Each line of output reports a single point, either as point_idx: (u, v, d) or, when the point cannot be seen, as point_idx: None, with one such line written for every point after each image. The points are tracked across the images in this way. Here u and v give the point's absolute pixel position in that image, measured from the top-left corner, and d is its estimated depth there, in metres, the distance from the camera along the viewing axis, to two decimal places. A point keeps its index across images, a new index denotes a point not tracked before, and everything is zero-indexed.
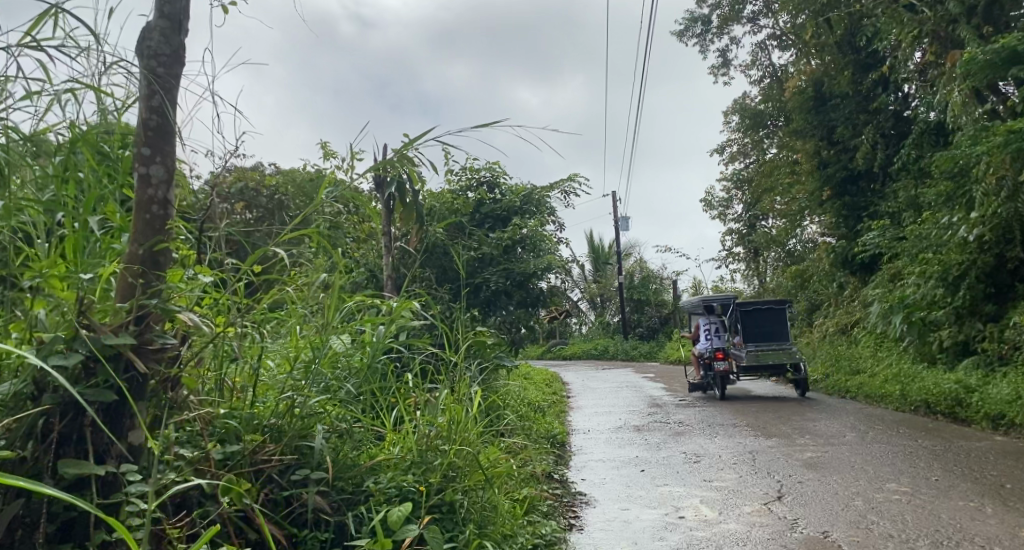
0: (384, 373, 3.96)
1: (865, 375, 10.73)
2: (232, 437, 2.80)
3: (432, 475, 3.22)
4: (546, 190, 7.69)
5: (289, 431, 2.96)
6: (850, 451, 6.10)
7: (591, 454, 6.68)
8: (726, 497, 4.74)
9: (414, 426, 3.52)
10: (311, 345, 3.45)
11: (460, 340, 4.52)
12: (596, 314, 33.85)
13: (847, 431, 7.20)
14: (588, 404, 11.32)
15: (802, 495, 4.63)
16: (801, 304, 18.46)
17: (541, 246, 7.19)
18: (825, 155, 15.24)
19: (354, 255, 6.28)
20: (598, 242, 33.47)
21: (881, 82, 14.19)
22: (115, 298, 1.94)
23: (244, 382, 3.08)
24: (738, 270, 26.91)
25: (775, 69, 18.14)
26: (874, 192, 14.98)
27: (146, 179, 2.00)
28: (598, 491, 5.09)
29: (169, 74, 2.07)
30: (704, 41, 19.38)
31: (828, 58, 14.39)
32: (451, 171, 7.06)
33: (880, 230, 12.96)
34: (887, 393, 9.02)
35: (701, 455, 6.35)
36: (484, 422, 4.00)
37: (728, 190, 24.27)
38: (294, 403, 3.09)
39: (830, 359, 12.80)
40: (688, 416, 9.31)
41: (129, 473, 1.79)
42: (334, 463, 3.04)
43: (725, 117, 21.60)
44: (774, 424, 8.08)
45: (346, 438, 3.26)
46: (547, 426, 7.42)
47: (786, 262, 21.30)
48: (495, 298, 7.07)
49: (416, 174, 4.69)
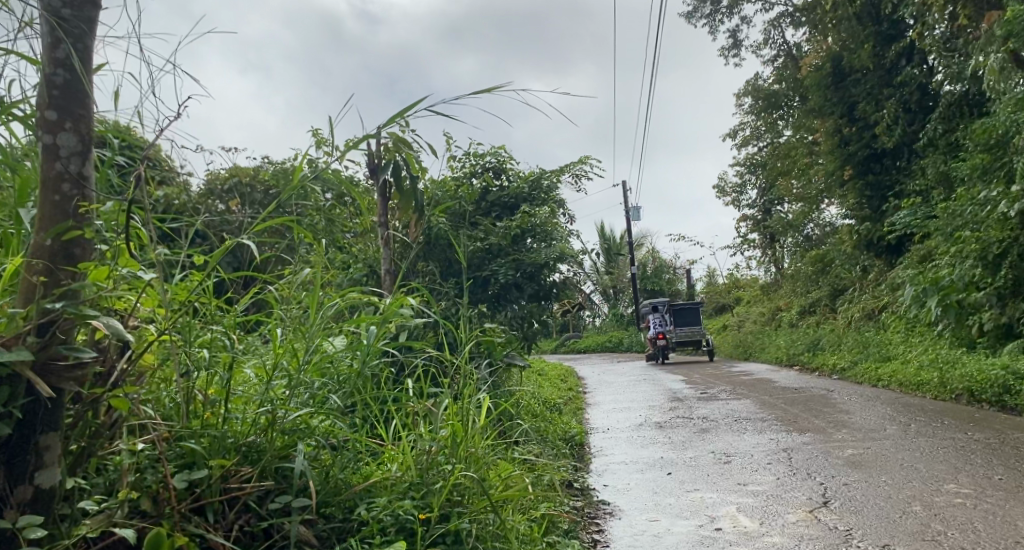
0: (379, 380, 3.52)
1: (897, 362, 10.22)
2: (198, 461, 2.43)
3: (432, 499, 2.79)
4: (556, 174, 7.21)
5: (270, 452, 2.56)
6: (895, 446, 5.60)
7: (611, 455, 6.24)
8: (766, 504, 4.29)
9: (413, 441, 3.08)
10: (293, 349, 3.04)
11: (467, 340, 4.09)
12: (609, 306, 33.35)
13: (887, 423, 6.69)
14: (606, 399, 10.94)
15: (851, 501, 4.17)
16: (824, 290, 17.91)
17: (551, 235, 6.75)
18: (846, 133, 14.65)
19: (351, 249, 5.87)
20: (609, 233, 33.07)
21: (905, 54, 13.52)
22: (16, 303, 1.60)
23: (215, 396, 2.70)
24: (755, 256, 26.36)
25: (789, 46, 17.27)
26: (899, 170, 14.36)
27: (53, 151, 1.62)
28: (622, 499, 4.65)
29: (78, 17, 1.68)
30: (714, 21, 18.75)
31: (847, 31, 13.76)
32: (453, 157, 6.62)
33: (909, 209, 12.37)
34: (924, 381, 8.55)
35: (731, 455, 5.89)
36: (493, 432, 3.57)
37: (742, 175, 23.68)
38: (274, 418, 2.70)
39: (858, 347, 12.25)
40: (711, 410, 8.85)
41: (28, 529, 1.50)
42: (321, 489, 2.66)
43: (738, 99, 20.99)
44: (805, 417, 7.59)
45: (337, 458, 2.85)
46: (564, 426, 7.01)
47: (804, 248, 20.96)
48: (505, 292, 6.63)
49: (412, 156, 4.28)
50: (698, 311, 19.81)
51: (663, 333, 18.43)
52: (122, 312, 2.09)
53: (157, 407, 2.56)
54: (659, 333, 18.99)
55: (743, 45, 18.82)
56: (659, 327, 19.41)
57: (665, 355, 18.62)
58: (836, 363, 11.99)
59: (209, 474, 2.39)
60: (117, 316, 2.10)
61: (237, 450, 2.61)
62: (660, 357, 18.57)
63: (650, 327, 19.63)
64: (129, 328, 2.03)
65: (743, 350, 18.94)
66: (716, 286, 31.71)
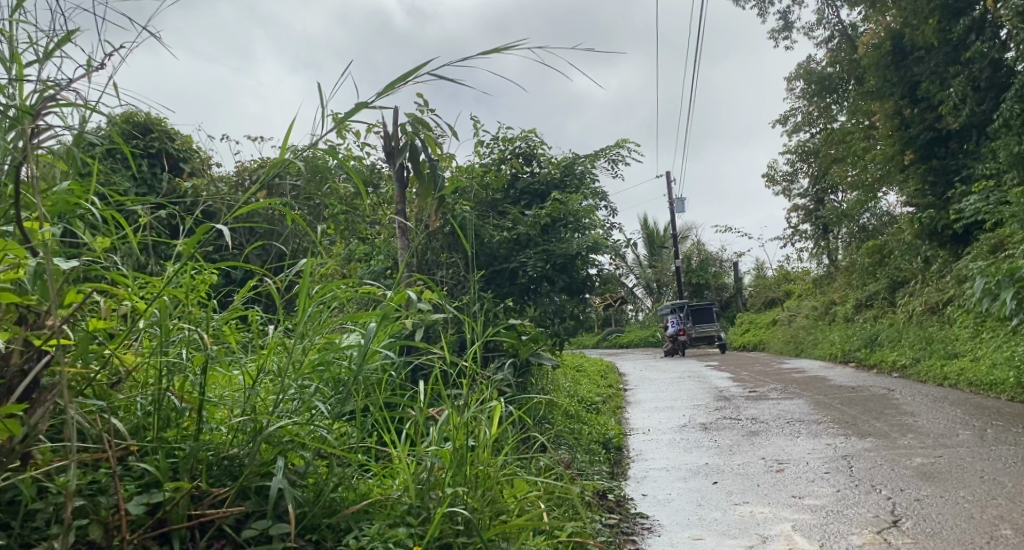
0: (387, 382, 3.16)
1: (965, 360, 9.53)
2: (161, 479, 2.15)
3: (432, 527, 2.42)
4: (590, 159, 6.81)
5: (250, 467, 2.25)
6: (972, 455, 5.02)
7: (652, 461, 5.79)
8: (825, 522, 3.80)
9: (416, 455, 2.72)
10: (285, 349, 2.73)
11: (484, 337, 3.70)
12: (653, 300, 32.68)
13: (959, 428, 6.07)
14: (647, 397, 10.46)
15: (925, 519, 3.67)
16: (882, 283, 16.98)
17: (583, 224, 6.34)
18: (906, 115, 13.80)
19: (373, 240, 5.55)
20: (653, 225, 32.40)
21: (974, 28, 12.29)
22: None
23: (190, 402, 2.42)
24: (806, 248, 25.38)
25: (844, 26, 16.32)
26: (965, 153, 13.43)
27: None
28: (663, 512, 4.22)
29: None
30: (764, 4, 17.93)
31: (909, 7, 12.88)
32: (480, 142, 6.25)
33: (980, 195, 11.53)
34: (998, 381, 7.91)
35: (784, 462, 5.37)
36: (512, 445, 3.15)
37: (792, 163, 22.75)
38: (257, 429, 2.40)
39: (920, 343, 11.50)
40: (761, 410, 8.29)
41: None
42: (305, 512, 2.33)
43: (790, 84, 20.09)
44: (865, 419, 6.99)
45: (326, 476, 2.51)
46: (601, 428, 6.59)
47: (858, 238, 20.02)
48: (535, 285, 6.24)
49: (432, 139, 3.94)
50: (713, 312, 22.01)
51: (683, 329, 20.19)
52: (33, 307, 1.81)
53: (126, 417, 2.30)
54: (679, 329, 20.85)
55: (794, 26, 17.92)
56: (679, 323, 20.88)
57: (684, 347, 20.25)
58: (896, 360, 11.25)
59: (173, 494, 2.10)
60: (29, 314, 1.82)
61: (218, 463, 2.34)
62: (680, 350, 20.29)
63: (670, 325, 21.30)
64: (44, 325, 1.79)
65: (794, 345, 18.16)
66: (765, 278, 30.58)
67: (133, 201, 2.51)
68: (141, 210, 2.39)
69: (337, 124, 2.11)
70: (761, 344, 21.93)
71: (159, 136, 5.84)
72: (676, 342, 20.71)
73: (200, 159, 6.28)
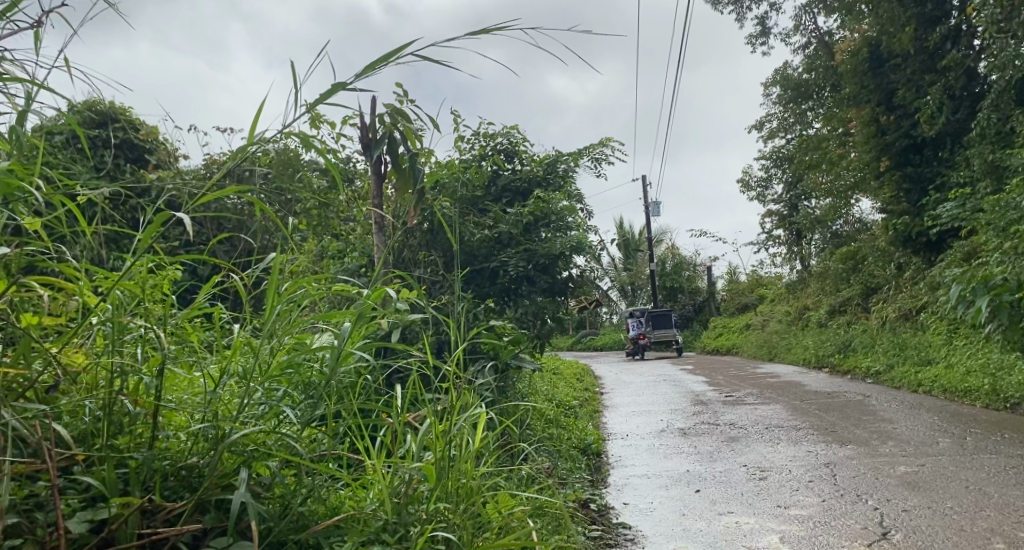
0: (362, 387, 2.94)
1: (939, 367, 9.63)
2: (109, 491, 1.93)
3: (410, 546, 2.22)
4: (573, 157, 6.68)
5: (209, 479, 2.03)
6: (954, 463, 4.99)
7: (632, 467, 5.65)
8: (813, 534, 3.69)
9: (393, 466, 2.51)
10: (251, 349, 2.50)
11: (465, 339, 3.51)
12: (627, 303, 32.73)
13: (939, 435, 6.05)
14: (624, 401, 10.34)
15: (915, 531, 3.58)
16: (856, 288, 17.16)
17: (566, 223, 6.19)
18: (883, 122, 13.96)
19: (347, 236, 5.33)
20: (628, 229, 32.46)
21: (949, 37, 12.47)
22: None
23: (144, 406, 2.18)
24: (779, 253, 25.66)
25: (821, 33, 16.44)
26: (939, 161, 13.59)
27: None
28: (647, 522, 4.09)
29: None
30: (741, 9, 17.99)
31: (886, 14, 12.97)
32: (461, 137, 6.06)
33: (955, 202, 11.67)
34: (973, 387, 7.99)
35: (766, 470, 5.27)
36: (493, 457, 2.97)
37: (767, 168, 22.94)
38: (219, 439, 2.18)
39: (894, 348, 11.60)
40: (739, 415, 8.24)
41: None
42: (269, 530, 2.12)
43: (766, 89, 20.20)
44: (845, 426, 6.96)
45: (295, 490, 2.29)
46: (580, 432, 6.45)
47: (832, 244, 20.25)
48: (516, 285, 6.09)
49: (411, 130, 3.76)
50: (671, 317, 22.47)
51: (642, 333, 20.45)
52: None
53: (72, 422, 2.07)
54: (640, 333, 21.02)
55: (771, 33, 18.06)
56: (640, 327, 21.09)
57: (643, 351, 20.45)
58: (870, 366, 11.30)
59: (120, 511, 1.88)
60: None
61: (175, 473, 2.12)
62: (641, 353, 20.42)
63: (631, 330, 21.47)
64: None
65: (767, 350, 18.22)
66: (738, 283, 30.74)
67: (84, 186, 2.28)
68: (94, 196, 2.17)
69: (311, 107, 1.91)
70: (734, 349, 22.03)
71: (122, 125, 5.56)
72: (636, 346, 20.88)
73: (166, 149, 5.99)
